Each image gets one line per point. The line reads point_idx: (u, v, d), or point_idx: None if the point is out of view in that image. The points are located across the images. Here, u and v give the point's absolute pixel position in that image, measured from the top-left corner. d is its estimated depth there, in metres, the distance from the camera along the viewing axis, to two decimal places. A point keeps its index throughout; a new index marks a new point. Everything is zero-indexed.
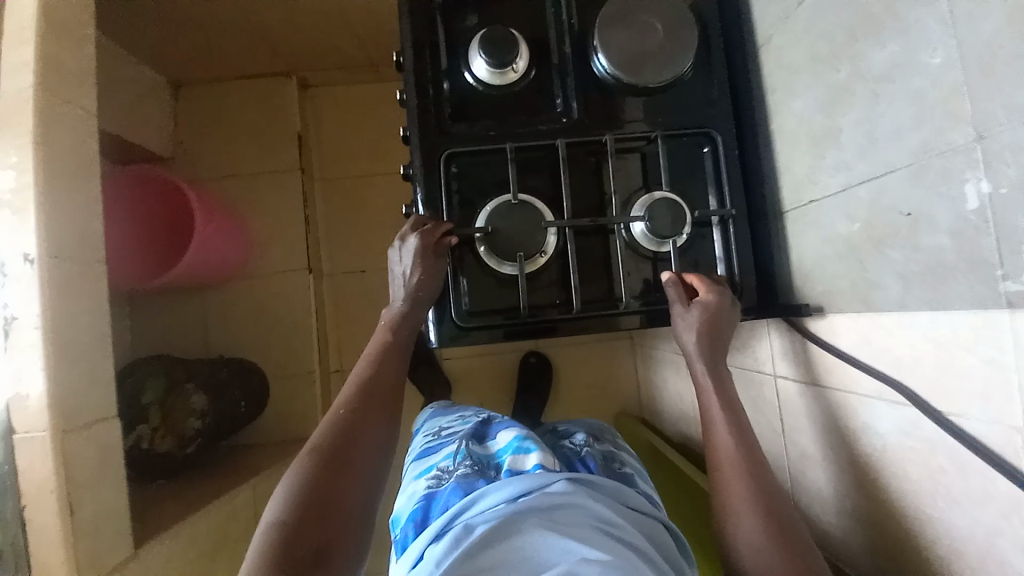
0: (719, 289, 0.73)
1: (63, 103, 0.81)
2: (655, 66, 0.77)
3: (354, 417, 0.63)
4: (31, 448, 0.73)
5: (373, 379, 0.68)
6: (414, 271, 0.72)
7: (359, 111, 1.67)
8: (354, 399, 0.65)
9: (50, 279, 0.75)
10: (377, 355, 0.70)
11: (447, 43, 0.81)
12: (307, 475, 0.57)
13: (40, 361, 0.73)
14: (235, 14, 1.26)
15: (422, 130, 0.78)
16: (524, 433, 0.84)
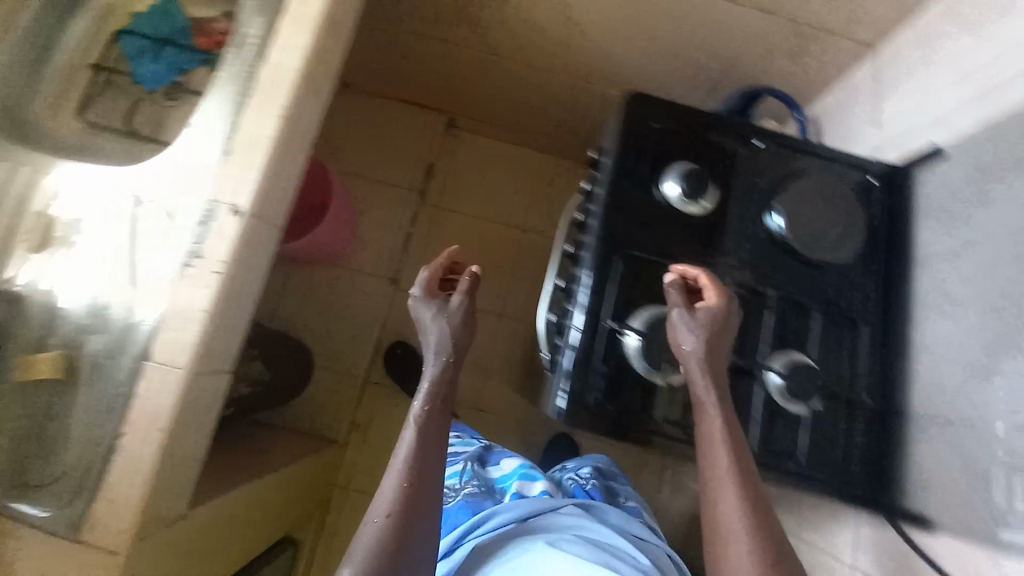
0: (704, 269, 0.81)
1: (310, 90, 0.91)
2: (821, 246, 0.87)
3: (399, 506, 0.80)
4: (160, 379, 0.75)
5: (414, 468, 0.83)
6: (426, 315, 0.95)
7: (488, 160, 1.81)
8: (401, 488, 0.81)
9: (244, 234, 0.80)
10: (420, 442, 0.86)
11: (648, 164, 0.91)
12: (369, 553, 0.76)
13: (208, 304, 0.77)
14: (436, 55, 1.41)
15: (607, 226, 0.87)
16: (524, 463, 1.17)
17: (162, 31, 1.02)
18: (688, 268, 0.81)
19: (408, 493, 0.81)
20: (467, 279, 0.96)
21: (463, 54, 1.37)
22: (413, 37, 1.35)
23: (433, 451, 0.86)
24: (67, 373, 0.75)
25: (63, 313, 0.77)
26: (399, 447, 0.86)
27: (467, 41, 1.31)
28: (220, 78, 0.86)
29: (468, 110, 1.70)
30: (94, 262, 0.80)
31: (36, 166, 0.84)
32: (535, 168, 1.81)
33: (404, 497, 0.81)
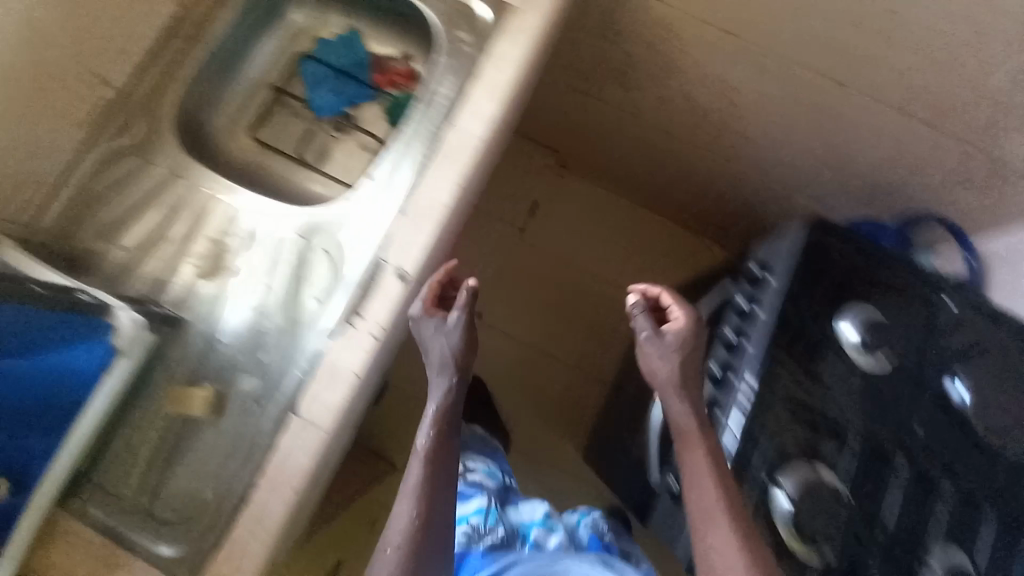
0: (664, 289, 0.86)
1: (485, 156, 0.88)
2: (1003, 432, 0.82)
3: (412, 542, 0.79)
4: (301, 434, 0.72)
5: (423, 500, 0.81)
6: (431, 341, 0.81)
7: (593, 207, 1.71)
8: (413, 525, 0.79)
9: (405, 300, 0.78)
10: (431, 475, 0.82)
11: (817, 307, 0.89)
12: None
13: (359, 367, 0.74)
14: (578, 107, 1.37)
15: (767, 369, 0.87)
16: (546, 510, 1.09)
17: (345, 63, 1.01)
18: (649, 289, 0.86)
19: (422, 526, 0.80)
20: (467, 295, 0.82)
21: (608, 113, 1.33)
22: (563, 87, 1.31)
23: (442, 481, 0.82)
24: (214, 411, 0.76)
25: (216, 349, 0.78)
26: (409, 483, 0.82)
27: (615, 103, 1.28)
28: (406, 136, 0.86)
29: (585, 155, 1.62)
30: (253, 300, 0.80)
31: (211, 188, 0.84)
32: (646, 226, 1.68)
33: (416, 533, 0.79)
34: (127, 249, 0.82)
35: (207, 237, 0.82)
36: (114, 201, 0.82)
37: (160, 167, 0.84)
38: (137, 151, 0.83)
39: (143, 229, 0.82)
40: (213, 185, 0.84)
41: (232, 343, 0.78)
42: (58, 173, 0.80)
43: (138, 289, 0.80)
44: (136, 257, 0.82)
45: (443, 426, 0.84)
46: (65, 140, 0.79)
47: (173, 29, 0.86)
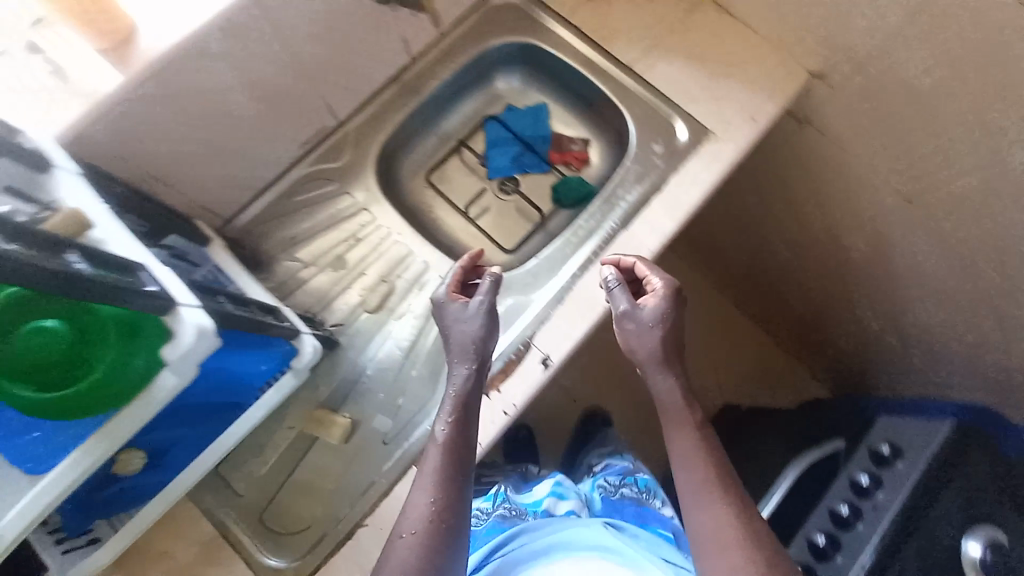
0: (637, 257, 0.82)
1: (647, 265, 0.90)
2: None
3: (430, 538, 0.63)
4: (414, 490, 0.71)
5: (446, 484, 0.66)
6: (467, 324, 0.76)
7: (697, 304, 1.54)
8: (432, 514, 0.64)
9: (542, 385, 0.80)
10: (451, 458, 0.68)
11: (949, 509, 0.84)
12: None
13: (486, 439, 0.77)
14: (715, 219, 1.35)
15: (881, 553, 0.84)
16: (560, 477, 0.92)
17: (531, 136, 1.07)
18: (621, 258, 0.82)
19: (445, 516, 0.64)
20: (490, 282, 0.78)
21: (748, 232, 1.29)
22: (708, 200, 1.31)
23: (465, 465, 0.69)
24: (344, 440, 0.78)
25: (360, 380, 0.82)
26: (427, 468, 0.68)
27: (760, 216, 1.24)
28: (579, 229, 0.91)
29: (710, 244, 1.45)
30: (403, 342, 0.84)
31: (391, 228, 0.90)
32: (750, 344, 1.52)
33: (435, 522, 0.64)
34: (304, 263, 0.87)
35: (377, 272, 0.88)
36: (306, 218, 0.88)
37: (354, 200, 0.90)
38: (339, 178, 0.89)
39: (322, 249, 0.88)
40: (393, 224, 0.91)
41: (375, 378, 0.82)
42: (268, 180, 0.85)
43: (304, 304, 0.85)
44: (309, 273, 0.87)
45: (466, 408, 0.72)
46: (284, 154, 0.85)
47: (402, 78, 0.93)
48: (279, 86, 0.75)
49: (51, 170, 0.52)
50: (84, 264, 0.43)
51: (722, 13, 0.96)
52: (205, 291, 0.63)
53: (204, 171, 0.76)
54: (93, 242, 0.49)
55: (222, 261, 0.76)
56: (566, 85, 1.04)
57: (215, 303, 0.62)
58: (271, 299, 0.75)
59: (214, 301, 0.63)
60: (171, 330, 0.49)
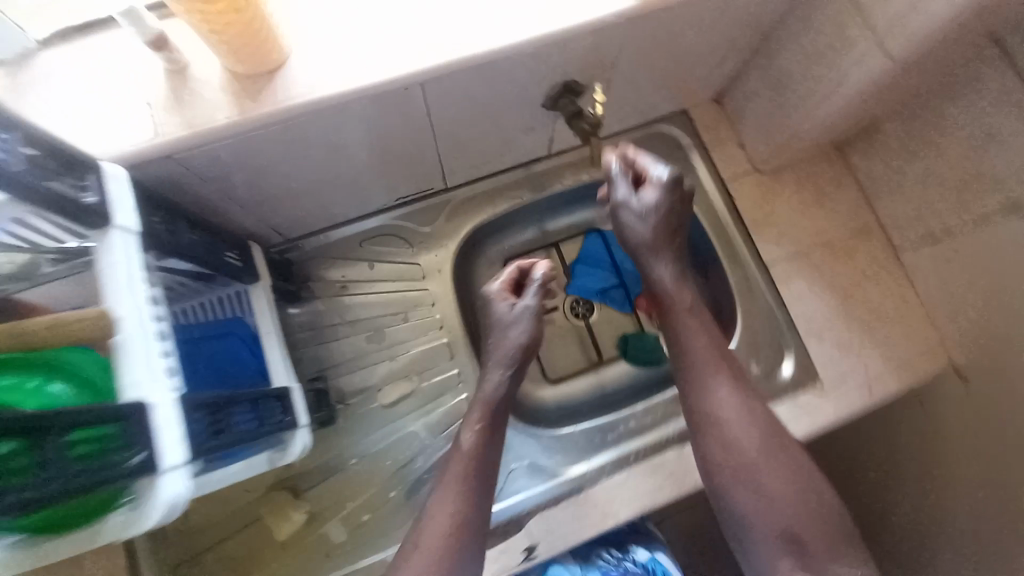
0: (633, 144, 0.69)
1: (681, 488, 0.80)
2: None
3: (442, 557, 0.56)
4: None
5: (463, 497, 0.60)
6: (512, 332, 0.67)
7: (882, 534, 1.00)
8: (446, 532, 0.57)
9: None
10: (467, 468, 0.62)
11: None
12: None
13: None
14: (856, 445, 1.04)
15: None
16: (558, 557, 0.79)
17: (629, 273, 0.96)
18: (625, 150, 0.68)
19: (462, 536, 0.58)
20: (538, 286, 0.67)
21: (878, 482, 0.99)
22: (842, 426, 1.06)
23: (486, 480, 0.62)
24: (290, 535, 0.68)
25: (335, 475, 0.72)
26: (444, 480, 0.61)
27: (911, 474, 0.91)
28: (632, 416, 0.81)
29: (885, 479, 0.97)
30: (397, 456, 0.74)
31: (444, 323, 0.79)
32: None
33: (448, 541, 0.57)
34: (342, 320, 0.78)
35: (408, 365, 0.77)
36: (367, 273, 0.79)
37: (423, 278, 0.80)
38: (419, 247, 0.81)
39: (366, 312, 0.79)
40: (449, 318, 0.79)
41: (351, 479, 0.72)
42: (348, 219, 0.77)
43: (321, 362, 0.76)
44: (342, 333, 0.78)
45: (495, 419, 0.66)
46: (377, 202, 0.76)
47: (530, 167, 0.85)
48: (409, 154, 0.67)
49: (108, 226, 0.41)
50: (59, 444, 0.34)
51: (885, 253, 0.86)
52: (218, 405, 0.48)
53: (289, 205, 0.67)
54: (112, 343, 0.39)
55: (258, 305, 0.64)
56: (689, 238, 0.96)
57: (219, 433, 0.47)
58: (288, 381, 0.63)
59: (220, 425, 0.48)
60: (146, 485, 0.39)
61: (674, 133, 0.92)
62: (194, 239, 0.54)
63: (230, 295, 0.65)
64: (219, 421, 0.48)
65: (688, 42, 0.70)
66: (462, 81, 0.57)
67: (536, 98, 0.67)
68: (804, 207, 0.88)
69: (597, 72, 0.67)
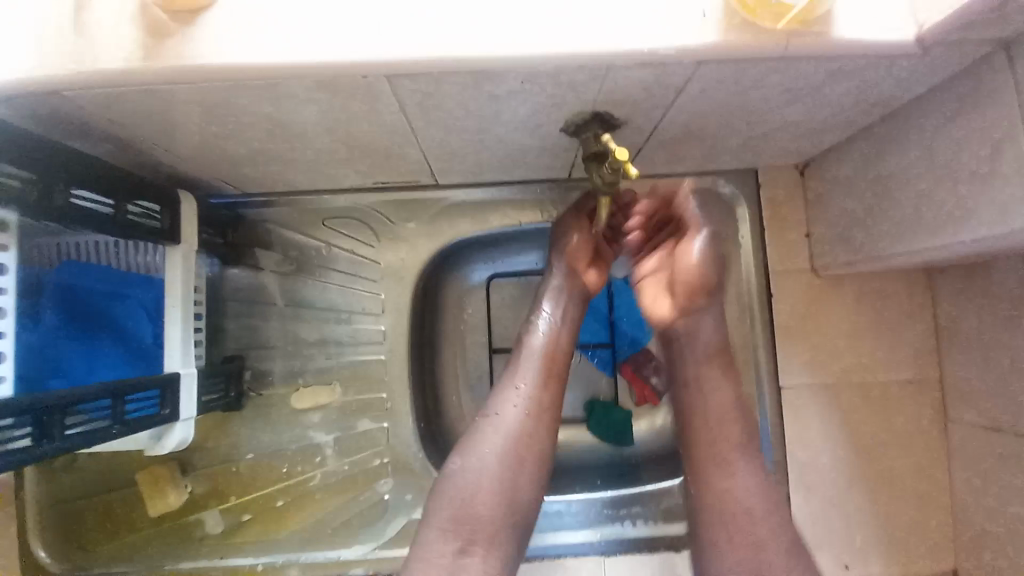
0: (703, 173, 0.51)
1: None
2: None
3: (512, 436, 0.55)
4: None
5: (541, 386, 0.58)
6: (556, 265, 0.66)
7: None
8: (521, 416, 0.56)
9: None
10: (546, 359, 0.60)
11: None
12: (468, 494, 0.53)
13: None
14: None
15: None
16: None
17: (624, 334, 0.83)
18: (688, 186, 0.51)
19: (534, 420, 0.57)
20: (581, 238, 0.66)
21: None
22: None
23: (561, 375, 0.60)
24: (168, 506, 0.66)
25: (226, 465, 0.68)
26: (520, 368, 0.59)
27: None
28: (558, 514, 0.70)
29: None
30: (295, 462, 0.69)
31: (386, 338, 0.71)
32: None
33: (519, 425, 0.56)
34: (279, 299, 0.71)
35: (336, 370, 0.71)
36: (321, 255, 0.71)
37: (379, 281, 0.71)
38: (385, 245, 0.71)
39: (307, 299, 0.71)
40: (393, 334, 0.71)
41: (242, 474, 0.68)
42: (314, 190, 0.67)
43: (245, 339, 0.70)
44: (275, 313, 0.70)
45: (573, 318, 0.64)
46: (350, 182, 0.65)
47: (548, 188, 0.71)
48: (380, 149, 0.54)
49: None
50: None
51: (932, 415, 0.70)
52: (51, 408, 0.41)
53: (237, 165, 0.56)
54: None
55: (171, 272, 0.56)
56: None
57: (46, 438, 0.41)
58: (182, 365, 0.56)
59: (52, 428, 0.41)
60: None
61: (729, 195, 0.74)
62: (82, 202, 0.46)
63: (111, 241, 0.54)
64: (54, 423, 0.42)
65: (781, 103, 0.51)
66: (451, 86, 0.42)
67: (556, 124, 0.52)
68: (856, 331, 0.71)
69: (644, 112, 0.51)
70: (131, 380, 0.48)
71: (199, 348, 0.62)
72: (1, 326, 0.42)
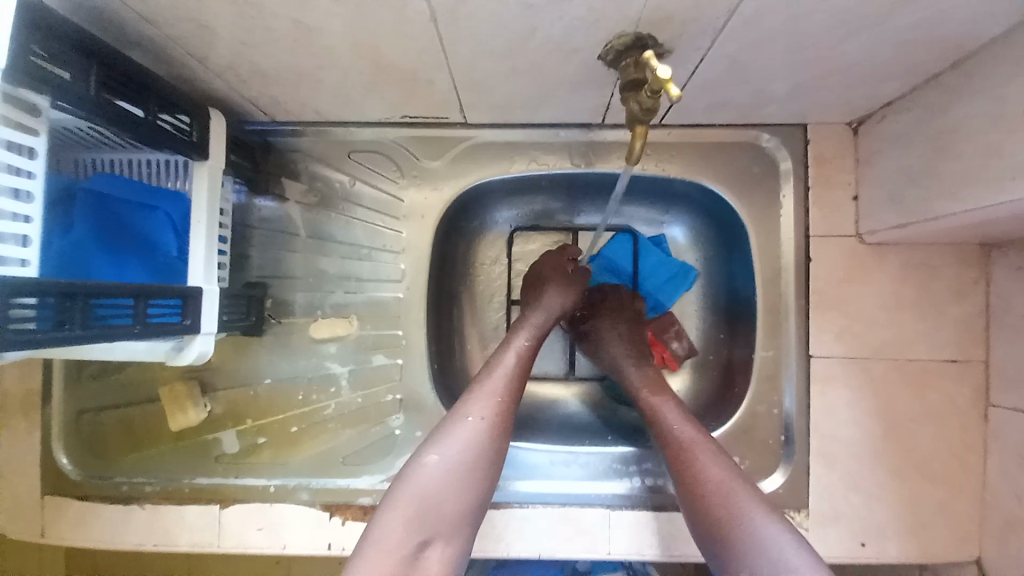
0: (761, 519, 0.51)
1: (606, 549, 0.67)
2: None
3: (483, 441, 0.53)
4: (192, 513, 0.66)
5: (509, 398, 0.57)
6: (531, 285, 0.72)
7: None
8: (488, 426, 0.54)
9: None
10: (515, 372, 0.59)
11: None
12: (435, 493, 0.49)
13: (290, 547, 0.65)
14: None
15: None
16: None
17: (648, 296, 0.81)
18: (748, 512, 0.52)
19: (499, 434, 0.54)
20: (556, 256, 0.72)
21: None
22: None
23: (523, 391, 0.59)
24: (189, 420, 0.68)
25: (244, 389, 0.69)
26: (492, 377, 0.58)
27: None
28: (564, 465, 0.71)
29: None
30: (310, 391, 0.70)
31: (404, 276, 0.70)
32: None
33: (489, 432, 0.54)
34: (303, 231, 0.71)
35: (354, 305, 0.71)
36: (345, 189, 0.70)
37: (402, 218, 0.70)
38: (408, 182, 0.70)
39: (330, 232, 0.71)
40: (412, 273, 0.70)
41: (259, 399, 0.69)
42: (340, 120, 0.65)
43: (269, 268, 0.70)
44: (298, 245, 0.71)
45: (533, 343, 0.63)
46: (376, 114, 0.63)
47: (579, 133, 0.68)
48: (406, 73, 0.52)
49: None
50: None
51: (972, 400, 0.66)
52: (73, 295, 0.43)
53: (265, 84, 0.56)
54: None
55: (197, 190, 0.57)
56: (733, 282, 0.77)
57: (63, 326, 0.43)
58: (204, 281, 0.57)
59: (72, 316, 0.43)
60: None
61: (772, 150, 0.70)
62: (113, 101, 0.46)
63: (162, 159, 0.56)
64: (75, 312, 0.43)
65: (846, 39, 0.46)
66: None
67: (593, 51, 0.49)
68: (899, 306, 0.67)
69: (690, 40, 0.47)
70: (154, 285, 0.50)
71: (222, 270, 0.63)
72: (31, 209, 0.43)
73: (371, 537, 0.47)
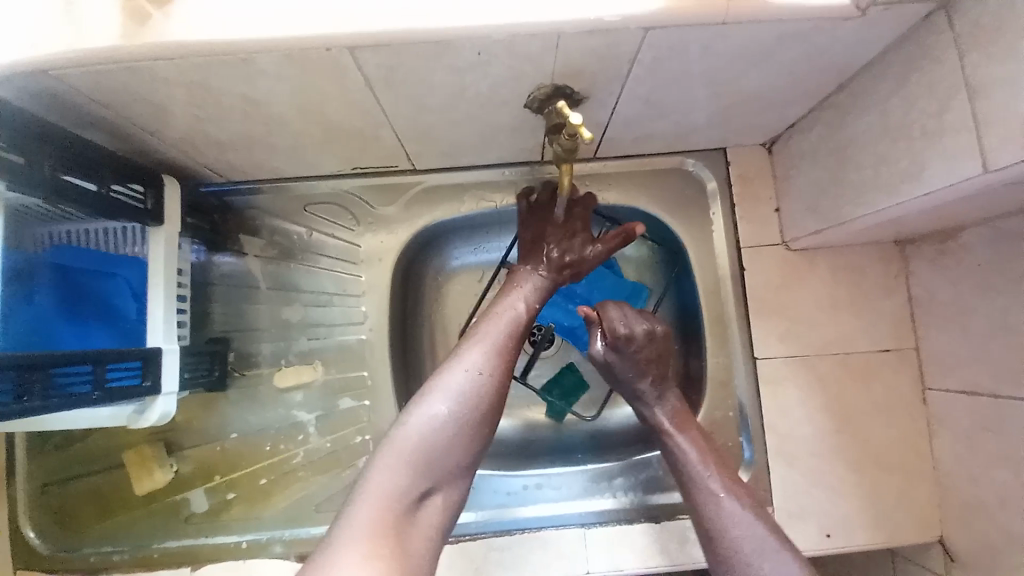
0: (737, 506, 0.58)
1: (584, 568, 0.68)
2: None
3: (489, 395, 0.52)
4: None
5: (507, 354, 0.56)
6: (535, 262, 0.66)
7: None
8: (490, 379, 0.53)
9: None
10: (514, 327, 0.59)
11: None
12: (436, 446, 0.49)
13: None
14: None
15: None
16: None
17: None
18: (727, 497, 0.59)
19: (500, 386, 0.54)
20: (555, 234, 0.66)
21: None
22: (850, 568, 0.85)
23: (522, 341, 0.59)
24: (161, 482, 0.68)
25: (212, 445, 0.69)
26: (492, 331, 0.57)
27: None
28: (537, 487, 0.72)
29: None
30: (279, 441, 0.70)
31: (367, 318, 0.73)
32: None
33: (493, 390, 0.53)
34: (264, 283, 0.73)
35: (319, 351, 0.73)
36: (304, 240, 0.73)
37: (361, 263, 0.73)
38: (364, 228, 0.73)
39: (292, 282, 0.73)
40: (373, 314, 0.73)
41: (228, 453, 0.69)
42: (293, 175, 0.69)
43: (232, 322, 0.72)
44: (261, 297, 0.73)
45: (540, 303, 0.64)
46: (328, 168, 0.67)
47: (521, 170, 0.72)
48: (353, 130, 0.56)
49: None
50: None
51: (912, 386, 0.70)
52: (31, 366, 0.44)
53: (218, 150, 0.59)
54: None
55: (154, 252, 0.59)
56: (682, 295, 0.81)
57: (22, 398, 0.44)
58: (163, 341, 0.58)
59: (30, 388, 0.44)
60: None
61: (699, 172, 0.76)
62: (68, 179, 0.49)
63: (119, 227, 0.59)
64: (33, 382, 0.45)
65: (740, 75, 0.52)
66: (410, 58, 0.44)
67: (520, 100, 0.53)
68: (833, 305, 0.72)
69: (604, 89, 0.52)
70: (114, 350, 0.52)
71: (182, 329, 0.64)
72: None
73: (368, 487, 0.46)
